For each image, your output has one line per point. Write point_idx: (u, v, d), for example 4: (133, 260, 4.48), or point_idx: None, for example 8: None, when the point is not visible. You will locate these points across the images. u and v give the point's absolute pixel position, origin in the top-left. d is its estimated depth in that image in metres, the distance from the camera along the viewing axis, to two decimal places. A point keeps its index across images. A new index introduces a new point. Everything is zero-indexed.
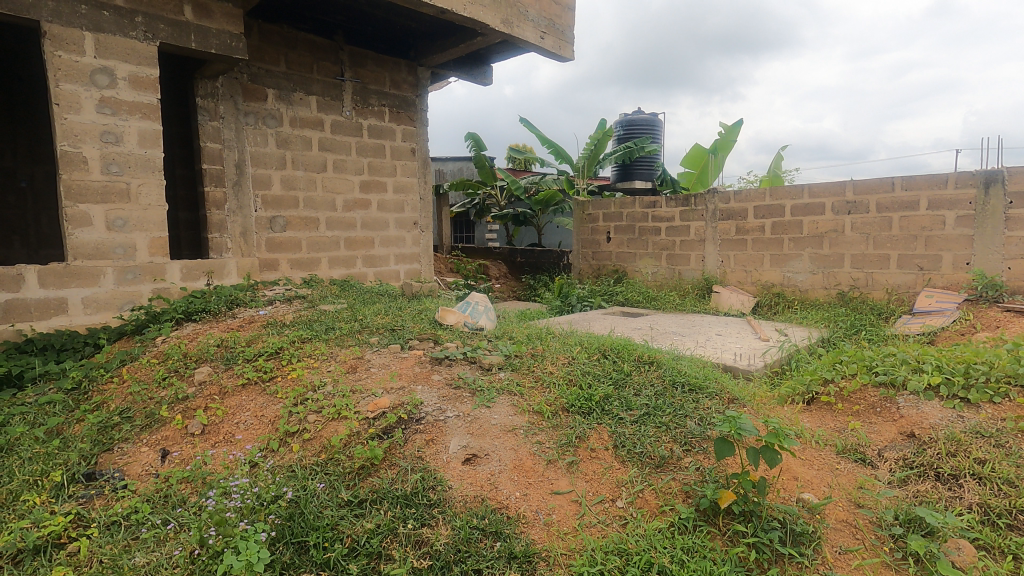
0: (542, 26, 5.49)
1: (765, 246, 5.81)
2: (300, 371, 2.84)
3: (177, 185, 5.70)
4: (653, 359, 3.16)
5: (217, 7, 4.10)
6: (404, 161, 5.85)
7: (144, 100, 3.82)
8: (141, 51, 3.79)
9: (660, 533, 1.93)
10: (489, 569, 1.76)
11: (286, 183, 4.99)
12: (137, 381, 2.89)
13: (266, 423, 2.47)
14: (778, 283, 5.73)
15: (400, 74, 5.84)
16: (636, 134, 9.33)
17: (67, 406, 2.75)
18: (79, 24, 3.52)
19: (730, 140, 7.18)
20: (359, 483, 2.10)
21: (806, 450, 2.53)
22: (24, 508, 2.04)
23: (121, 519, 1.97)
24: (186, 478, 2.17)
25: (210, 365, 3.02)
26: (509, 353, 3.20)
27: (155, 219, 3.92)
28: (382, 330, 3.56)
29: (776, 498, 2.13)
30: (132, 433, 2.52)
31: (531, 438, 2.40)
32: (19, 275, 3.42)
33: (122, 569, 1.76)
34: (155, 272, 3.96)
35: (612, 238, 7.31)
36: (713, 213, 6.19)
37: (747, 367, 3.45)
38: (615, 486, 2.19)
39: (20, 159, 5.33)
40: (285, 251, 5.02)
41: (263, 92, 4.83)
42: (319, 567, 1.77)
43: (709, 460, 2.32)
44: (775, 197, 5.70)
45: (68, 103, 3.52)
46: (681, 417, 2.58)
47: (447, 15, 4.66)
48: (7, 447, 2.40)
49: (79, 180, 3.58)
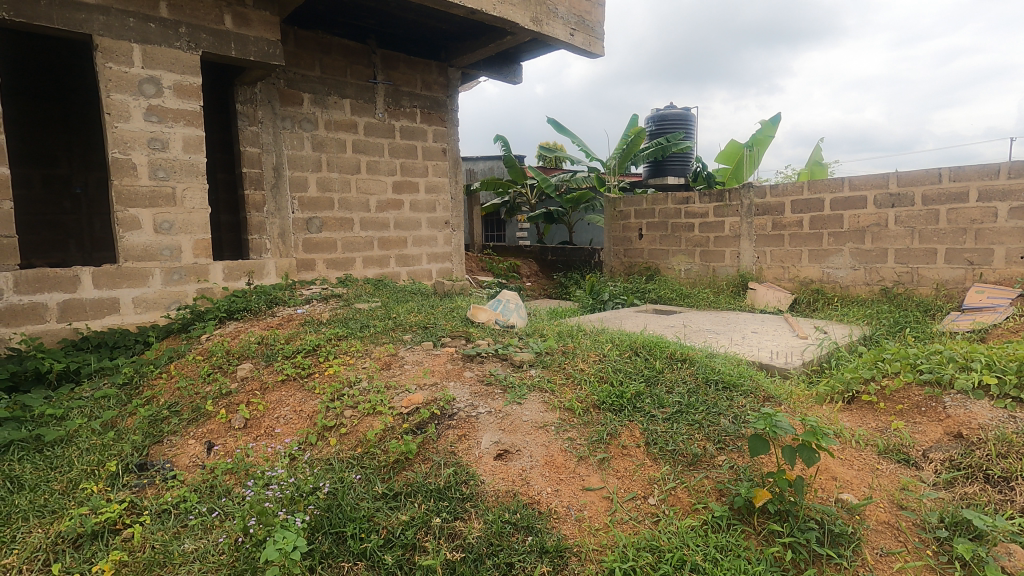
0: (572, 23, 5.47)
1: (803, 242, 5.65)
2: (336, 368, 2.92)
3: (218, 189, 5.92)
4: (685, 357, 3.11)
5: (255, 15, 4.23)
6: (435, 161, 5.94)
7: (188, 107, 3.97)
8: (184, 61, 3.95)
9: (692, 531, 1.92)
10: (521, 563, 1.78)
11: (322, 184, 5.11)
12: (183, 376, 3.03)
13: (305, 418, 2.55)
14: (817, 279, 5.56)
15: (431, 75, 5.92)
16: (668, 129, 9.23)
17: (120, 400, 2.90)
18: (127, 37, 3.70)
19: (768, 136, 7.02)
20: (394, 476, 2.15)
21: (845, 450, 2.47)
22: (83, 495, 2.17)
23: (171, 508, 2.08)
24: (230, 469, 2.26)
25: (251, 362, 3.13)
26: (540, 350, 3.21)
27: (199, 222, 4.08)
28: (414, 328, 3.62)
29: (813, 498, 2.09)
30: (180, 426, 2.63)
31: (562, 434, 2.42)
32: (75, 276, 3.61)
33: (172, 555, 1.86)
34: (199, 273, 4.11)
35: (644, 235, 7.23)
36: (749, 208, 6.06)
37: (785, 365, 3.35)
38: (646, 483, 2.18)
39: (75, 167, 5.61)
40: (321, 251, 5.14)
41: (299, 97, 4.95)
42: (356, 557, 1.83)
43: (744, 458, 2.29)
44: (814, 191, 5.54)
45: (118, 112, 3.69)
46: (714, 415, 2.54)
47: (477, 15, 4.70)
48: (67, 438, 2.55)
49: (129, 186, 3.76)
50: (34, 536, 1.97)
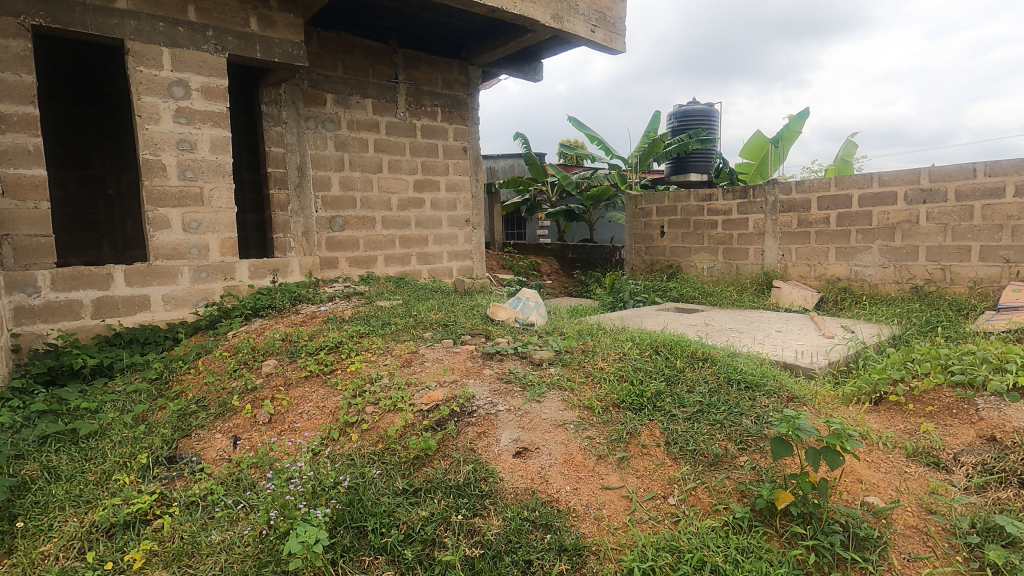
0: (593, 19, 5.43)
1: (830, 239, 5.53)
2: (358, 365, 2.96)
3: (244, 188, 6.04)
4: (707, 356, 3.08)
5: (280, 17, 4.31)
6: (456, 159, 5.97)
7: (215, 109, 4.06)
8: (212, 63, 4.03)
9: (713, 532, 1.90)
10: (539, 561, 1.79)
11: (344, 183, 5.18)
12: (211, 372, 3.10)
13: (328, 414, 2.59)
14: (845, 278, 5.44)
15: (452, 74, 5.94)
16: (691, 125, 9.11)
17: (150, 395, 2.98)
18: (157, 41, 3.79)
19: (795, 131, 6.87)
20: (414, 472, 2.17)
21: (872, 452, 2.41)
22: (116, 486, 2.24)
23: (198, 500, 2.13)
24: (255, 463, 2.31)
25: (276, 358, 3.19)
26: (560, 348, 3.20)
27: (225, 221, 4.17)
28: (435, 325, 3.65)
29: (838, 500, 2.05)
30: (207, 421, 2.70)
31: (581, 433, 2.41)
32: (108, 274, 3.72)
33: (200, 546, 1.91)
34: (225, 270, 4.21)
35: (666, 232, 7.14)
36: (774, 205, 5.95)
37: (810, 365, 3.28)
38: (666, 483, 2.17)
39: (108, 168, 5.79)
40: (344, 250, 5.21)
41: (322, 97, 5.02)
42: (377, 551, 1.85)
43: (766, 459, 2.26)
44: (841, 187, 5.41)
45: (149, 114, 3.79)
46: (736, 415, 2.51)
47: (498, 14, 4.70)
48: (100, 431, 2.64)
49: (159, 186, 3.86)
50: (70, 525, 2.06)
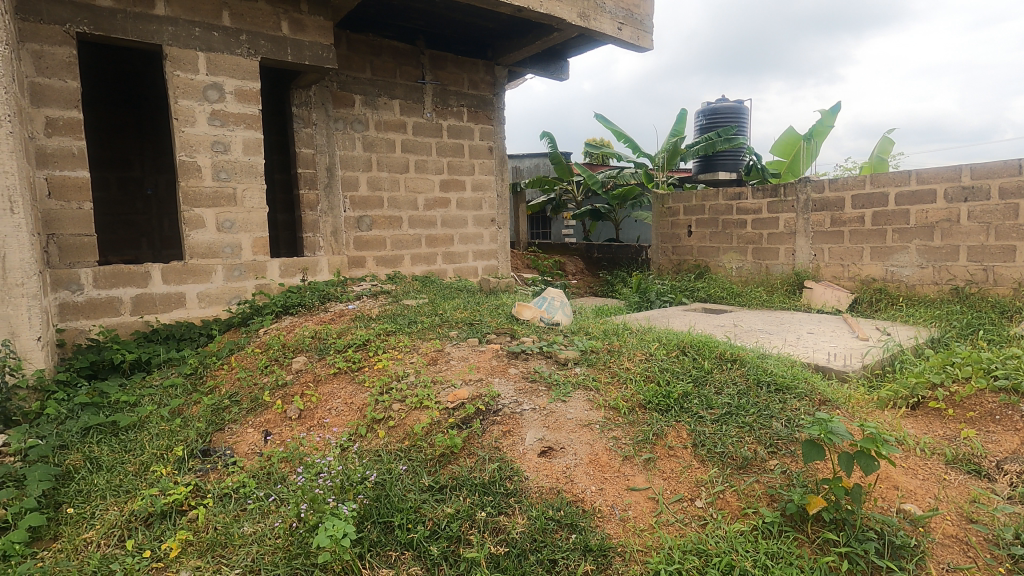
0: (620, 17, 5.39)
1: (865, 238, 5.37)
2: (385, 363, 3.00)
3: (275, 189, 6.18)
4: (736, 357, 3.02)
5: (310, 21, 4.39)
6: (482, 159, 6.00)
7: (248, 111, 4.16)
8: (245, 67, 4.14)
9: (742, 536, 1.87)
10: (565, 561, 1.79)
11: (372, 183, 5.25)
12: (243, 368, 3.18)
13: (355, 410, 2.63)
14: (880, 278, 5.28)
15: (478, 74, 5.97)
16: (720, 123, 8.96)
17: (185, 389, 3.07)
18: (193, 46, 3.91)
19: (827, 127, 6.70)
20: (439, 469, 2.19)
21: (908, 458, 2.34)
22: (153, 477, 2.32)
23: (231, 492, 2.19)
24: (286, 458, 2.35)
25: (305, 355, 3.26)
26: (585, 348, 3.18)
27: (257, 221, 4.27)
28: (460, 324, 3.67)
29: (872, 507, 1.99)
30: (240, 415, 2.77)
31: (607, 433, 2.40)
32: (146, 273, 3.84)
33: (233, 537, 1.97)
34: (257, 269, 4.31)
35: (693, 232, 7.03)
36: (806, 204, 5.81)
37: (843, 368, 3.18)
38: (693, 485, 2.14)
39: (146, 169, 5.98)
40: (371, 249, 5.28)
41: (351, 98, 5.09)
42: (403, 547, 1.88)
43: (797, 463, 2.21)
44: (877, 185, 5.26)
45: (185, 117, 3.91)
46: (766, 418, 2.46)
47: (524, 13, 4.70)
48: (139, 423, 2.74)
49: (194, 187, 3.98)
50: (111, 513, 2.14)
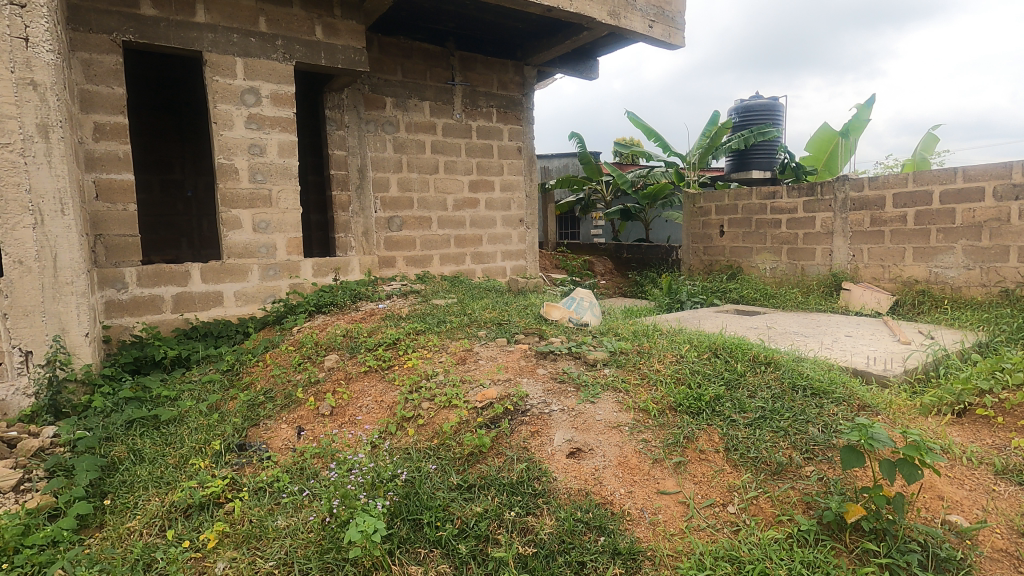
0: (651, 14, 5.32)
1: (907, 239, 5.18)
2: (414, 362, 3.03)
3: (309, 190, 6.31)
4: (770, 360, 2.95)
5: (343, 24, 4.48)
6: (511, 159, 6.01)
7: (283, 115, 4.26)
8: (281, 71, 4.24)
9: (776, 544, 1.83)
10: (593, 563, 1.78)
11: (402, 184, 5.31)
12: (278, 365, 3.26)
13: (385, 408, 2.67)
14: (923, 280, 5.08)
15: (507, 74, 5.99)
16: (753, 120, 8.78)
17: (223, 385, 3.17)
18: (232, 51, 4.02)
19: (864, 121, 6.49)
20: (468, 468, 2.20)
21: (954, 467, 2.25)
22: (192, 470, 2.40)
23: (266, 486, 2.24)
24: (318, 454, 2.40)
25: (337, 353, 3.32)
26: (614, 349, 3.16)
27: (291, 222, 4.37)
28: (489, 324, 3.69)
29: (915, 517, 1.92)
30: (274, 411, 2.83)
31: (636, 435, 2.37)
32: (186, 272, 3.97)
33: (267, 530, 2.01)
34: (291, 269, 4.40)
35: (725, 232, 6.89)
36: (844, 202, 5.64)
37: (883, 373, 3.07)
38: (726, 490, 2.10)
39: (187, 172, 6.19)
40: (401, 249, 5.34)
41: (382, 100, 5.17)
42: (432, 544, 1.89)
43: (835, 471, 2.15)
44: (919, 183, 5.07)
45: (223, 121, 4.03)
46: (802, 423, 2.40)
47: (554, 13, 4.69)
48: (179, 417, 2.83)
49: (232, 189, 4.09)
50: (153, 504, 2.23)
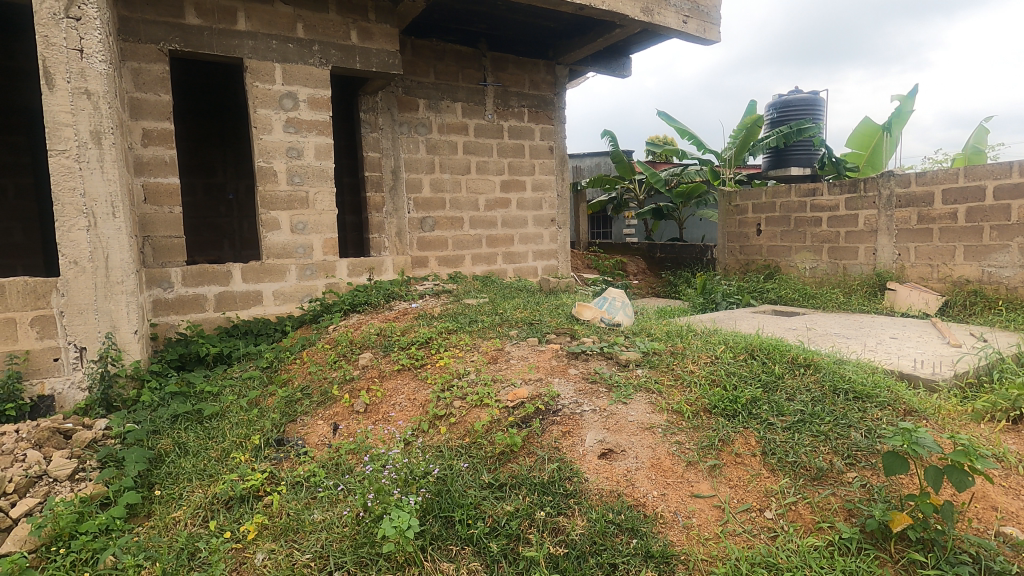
0: (685, 9, 5.23)
1: (957, 237, 4.95)
2: (446, 361, 3.06)
3: (344, 191, 6.44)
4: (809, 362, 2.86)
5: (377, 28, 4.55)
6: (543, 159, 6.01)
7: (320, 118, 4.36)
8: (317, 76, 4.34)
9: (816, 552, 1.78)
10: (625, 565, 1.76)
11: (434, 185, 5.36)
12: (314, 362, 3.33)
13: (418, 406, 2.70)
14: (975, 280, 4.86)
15: (539, 74, 5.98)
16: (792, 116, 8.54)
17: (262, 381, 3.26)
18: (271, 58, 4.14)
19: (908, 114, 6.23)
20: (499, 467, 2.21)
21: (1009, 476, 2.14)
22: (233, 463, 2.48)
23: (303, 480, 2.30)
24: (353, 450, 2.44)
25: (371, 351, 3.38)
26: (647, 349, 3.12)
27: (327, 222, 4.47)
28: (520, 324, 3.69)
29: (966, 528, 1.84)
30: (310, 407, 2.90)
31: (670, 437, 2.34)
32: (227, 272, 4.10)
33: (304, 524, 2.06)
34: (327, 269, 4.50)
35: (763, 230, 6.72)
36: (889, 199, 5.42)
37: (932, 377, 2.93)
38: (762, 495, 2.05)
39: (228, 175, 6.40)
40: (433, 249, 5.40)
41: (415, 102, 5.23)
42: (463, 542, 1.91)
43: (879, 478, 2.08)
44: (971, 178, 4.84)
45: (263, 125, 4.15)
46: (844, 427, 2.32)
47: (586, 11, 4.66)
48: (221, 412, 2.93)
49: (271, 191, 4.21)
50: (196, 495, 2.31)
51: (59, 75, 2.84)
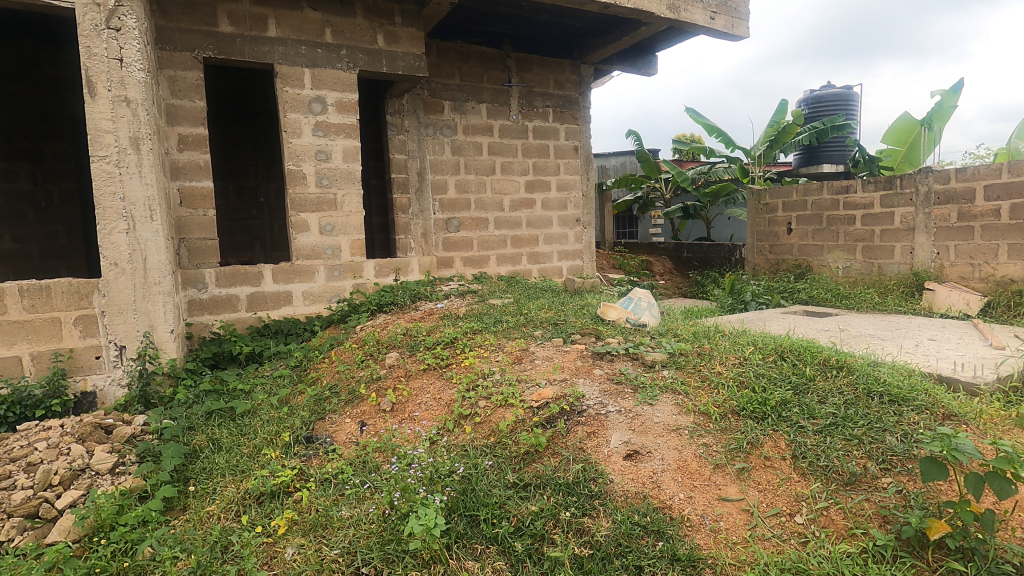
0: (712, 5, 5.16)
1: (1000, 234, 4.77)
2: (471, 360, 3.07)
3: (371, 193, 6.54)
4: (842, 364, 2.78)
5: (403, 32, 4.61)
6: (567, 159, 6.00)
7: (347, 121, 4.44)
8: (345, 80, 4.41)
9: (849, 558, 1.74)
10: (651, 567, 1.76)
11: (460, 186, 5.39)
12: (342, 361, 3.39)
13: (443, 405, 2.72)
14: (1020, 279, 4.66)
15: (564, 74, 5.97)
16: (824, 111, 8.34)
17: (292, 380, 3.33)
18: (300, 63, 4.23)
19: (949, 108, 6.02)
20: (524, 467, 2.21)
21: None
22: (264, 459, 2.54)
23: (331, 477, 2.34)
24: (379, 448, 2.47)
25: (397, 351, 3.42)
26: (673, 350, 3.08)
27: (355, 224, 4.54)
28: (545, 324, 3.69)
29: (1009, 537, 1.77)
30: (339, 406, 2.94)
31: (697, 439, 2.30)
32: (259, 273, 4.20)
33: (332, 520, 2.10)
34: (355, 269, 4.58)
35: (794, 229, 6.57)
36: (926, 196, 5.24)
37: (973, 380, 2.83)
38: (792, 499, 2.01)
39: (260, 178, 6.56)
40: (459, 250, 5.43)
41: (440, 104, 5.27)
42: (488, 541, 1.92)
43: (915, 483, 2.02)
44: (1016, 173, 4.67)
45: (292, 129, 4.24)
46: (878, 431, 2.26)
47: (611, 10, 4.64)
48: (252, 410, 3.00)
49: (300, 193, 4.30)
50: (229, 490, 2.38)
51: (100, 84, 2.95)
